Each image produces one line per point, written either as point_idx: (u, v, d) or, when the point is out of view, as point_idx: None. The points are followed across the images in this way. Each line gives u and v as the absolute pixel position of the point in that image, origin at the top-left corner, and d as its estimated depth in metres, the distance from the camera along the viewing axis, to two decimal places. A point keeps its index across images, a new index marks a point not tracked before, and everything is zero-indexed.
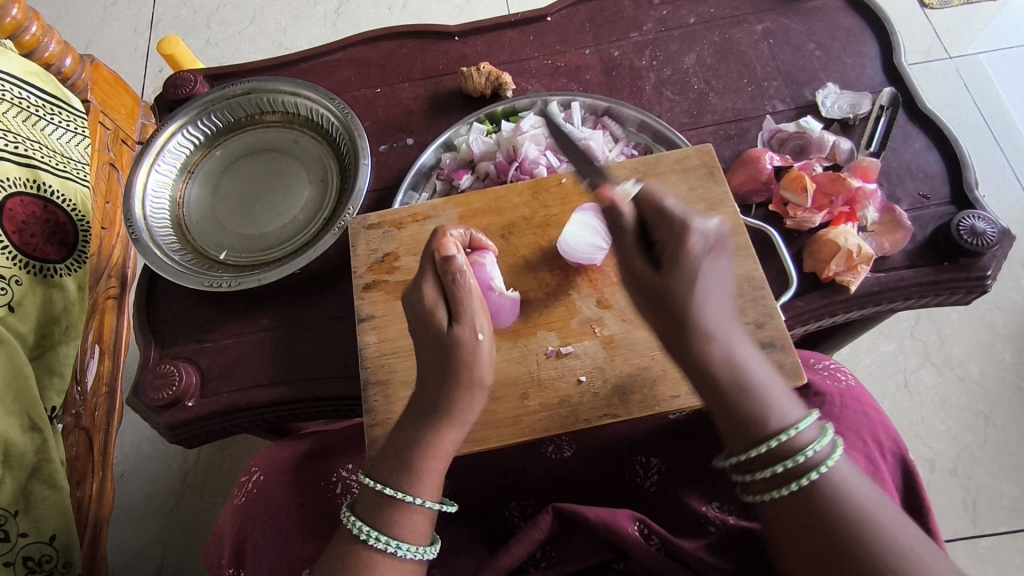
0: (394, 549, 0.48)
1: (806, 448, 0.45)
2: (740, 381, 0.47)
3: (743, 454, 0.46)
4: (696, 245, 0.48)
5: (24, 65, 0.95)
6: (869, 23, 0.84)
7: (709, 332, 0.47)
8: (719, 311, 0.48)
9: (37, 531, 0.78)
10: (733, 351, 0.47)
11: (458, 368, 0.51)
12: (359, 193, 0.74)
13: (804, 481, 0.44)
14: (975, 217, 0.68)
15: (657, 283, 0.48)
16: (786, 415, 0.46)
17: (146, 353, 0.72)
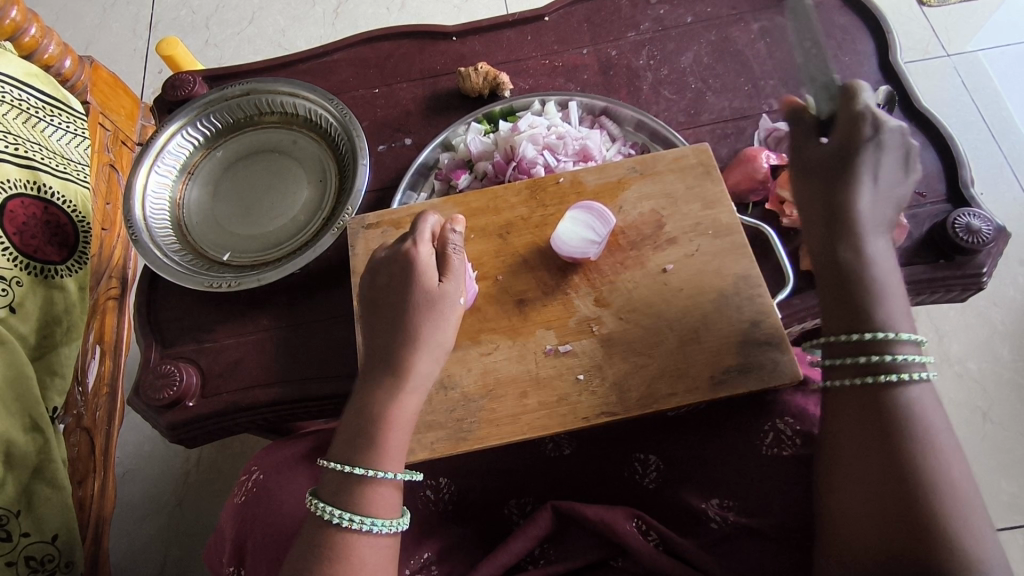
0: (369, 526, 0.50)
1: (899, 355, 0.48)
2: (866, 268, 0.51)
3: (847, 335, 0.50)
4: (870, 133, 0.51)
5: (23, 67, 0.95)
6: (865, 22, 0.84)
7: (860, 222, 0.52)
8: (874, 204, 0.52)
9: (39, 531, 0.78)
10: (862, 239, 0.51)
11: (435, 324, 0.55)
12: (358, 193, 0.75)
13: (880, 377, 0.48)
14: (971, 215, 0.69)
15: (826, 160, 0.53)
16: (898, 321, 0.50)
17: (147, 354, 0.73)
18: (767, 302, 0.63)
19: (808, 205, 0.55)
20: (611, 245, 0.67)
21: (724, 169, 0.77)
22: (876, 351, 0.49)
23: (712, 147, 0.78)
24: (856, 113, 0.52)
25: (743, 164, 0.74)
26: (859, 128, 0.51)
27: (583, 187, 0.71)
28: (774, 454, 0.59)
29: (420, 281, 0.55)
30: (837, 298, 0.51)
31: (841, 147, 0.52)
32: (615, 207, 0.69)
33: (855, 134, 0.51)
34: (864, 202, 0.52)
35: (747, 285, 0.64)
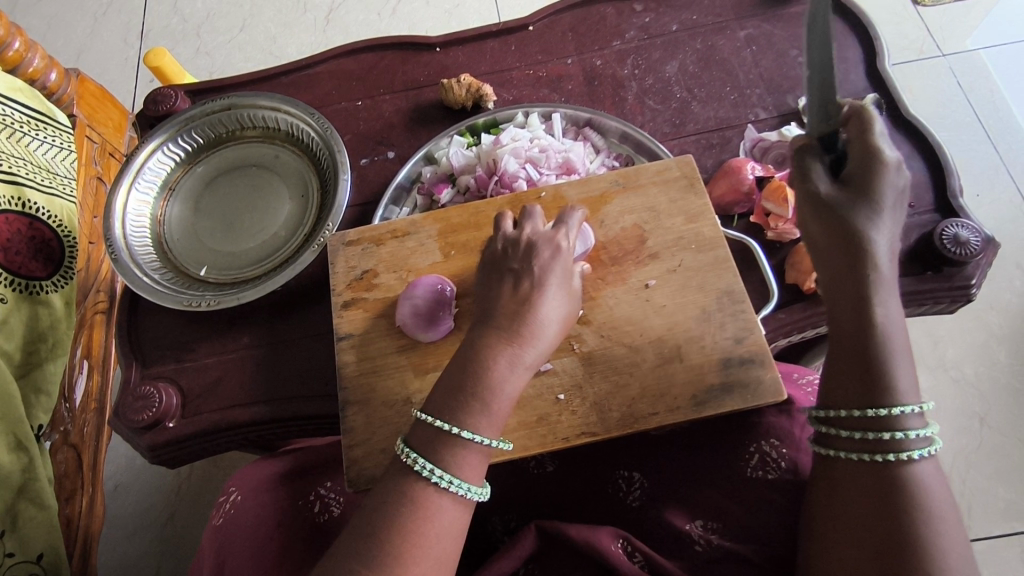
0: (455, 487, 0.47)
1: (909, 430, 0.45)
2: (887, 332, 0.47)
3: (852, 409, 0.47)
4: (893, 173, 0.48)
5: (8, 81, 0.93)
6: (852, 29, 0.83)
7: (880, 274, 0.48)
8: (892, 253, 0.48)
9: (24, 551, 0.77)
10: (883, 296, 0.48)
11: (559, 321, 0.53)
12: (338, 208, 0.74)
13: (889, 456, 0.45)
14: (959, 226, 0.68)
15: (850, 199, 0.48)
16: (912, 390, 0.47)
17: (127, 373, 0.72)
18: (750, 317, 0.62)
19: (821, 249, 0.50)
20: (593, 260, 0.66)
21: (709, 180, 0.76)
22: (886, 426, 0.45)
23: (697, 158, 0.78)
24: (878, 150, 0.48)
25: (728, 176, 0.73)
26: (884, 165, 0.48)
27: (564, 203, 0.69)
28: (757, 476, 0.58)
29: (564, 265, 0.55)
30: (853, 365, 0.48)
31: (868, 183, 0.48)
32: (597, 222, 0.68)
33: (881, 170, 0.48)
34: (882, 248, 0.48)
35: (731, 301, 0.63)
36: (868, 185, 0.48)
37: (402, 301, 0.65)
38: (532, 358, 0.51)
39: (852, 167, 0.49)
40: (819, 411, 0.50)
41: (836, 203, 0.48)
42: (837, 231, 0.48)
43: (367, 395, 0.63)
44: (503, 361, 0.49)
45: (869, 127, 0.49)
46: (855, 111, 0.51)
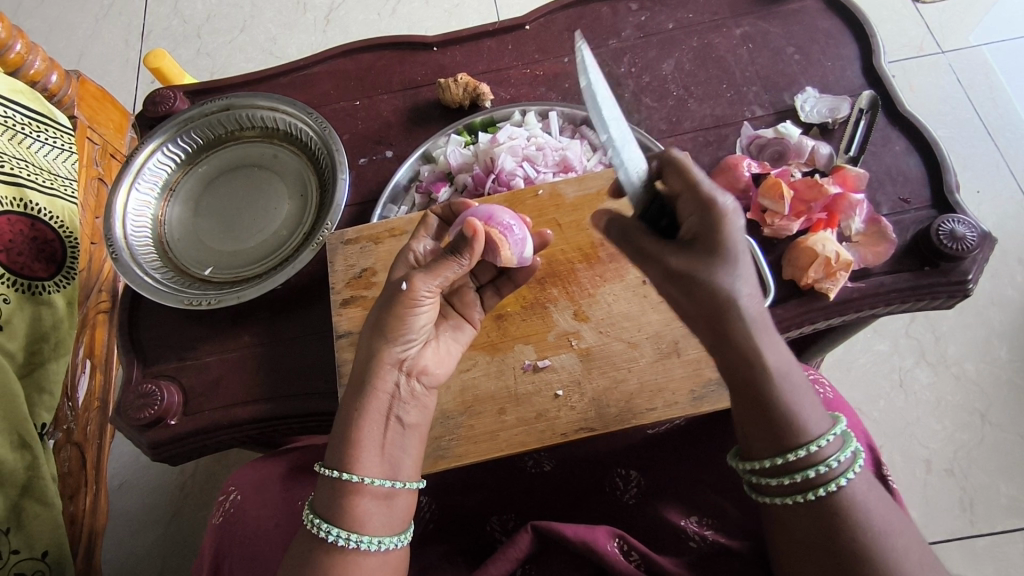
0: (334, 536, 0.45)
1: (828, 460, 0.45)
2: (781, 376, 0.46)
3: (773, 458, 0.47)
4: (735, 220, 0.47)
5: (9, 83, 0.94)
6: (848, 26, 0.83)
7: (754, 323, 0.46)
8: (758, 297, 0.47)
9: (29, 548, 0.77)
10: (767, 341, 0.46)
11: (394, 315, 0.50)
12: (337, 207, 0.74)
13: (820, 492, 0.45)
14: (955, 221, 0.68)
15: (698, 264, 0.47)
16: (819, 419, 0.47)
17: (129, 372, 0.73)
18: None
19: (695, 318, 0.49)
20: (590, 258, 0.67)
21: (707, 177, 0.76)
22: (808, 464, 0.45)
23: (694, 155, 0.78)
24: (708, 199, 0.47)
25: (726, 173, 0.73)
26: (719, 213, 0.47)
27: (562, 199, 0.70)
28: None
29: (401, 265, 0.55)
30: (757, 418, 0.47)
31: (714, 244, 0.47)
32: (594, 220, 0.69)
33: (722, 224, 0.46)
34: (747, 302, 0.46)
35: None
36: (716, 245, 0.47)
37: None
38: (378, 372, 0.49)
39: (692, 226, 0.48)
40: (743, 461, 0.49)
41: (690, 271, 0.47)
42: (704, 300, 0.47)
43: None
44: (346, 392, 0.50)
45: (693, 179, 0.48)
46: (674, 163, 0.49)
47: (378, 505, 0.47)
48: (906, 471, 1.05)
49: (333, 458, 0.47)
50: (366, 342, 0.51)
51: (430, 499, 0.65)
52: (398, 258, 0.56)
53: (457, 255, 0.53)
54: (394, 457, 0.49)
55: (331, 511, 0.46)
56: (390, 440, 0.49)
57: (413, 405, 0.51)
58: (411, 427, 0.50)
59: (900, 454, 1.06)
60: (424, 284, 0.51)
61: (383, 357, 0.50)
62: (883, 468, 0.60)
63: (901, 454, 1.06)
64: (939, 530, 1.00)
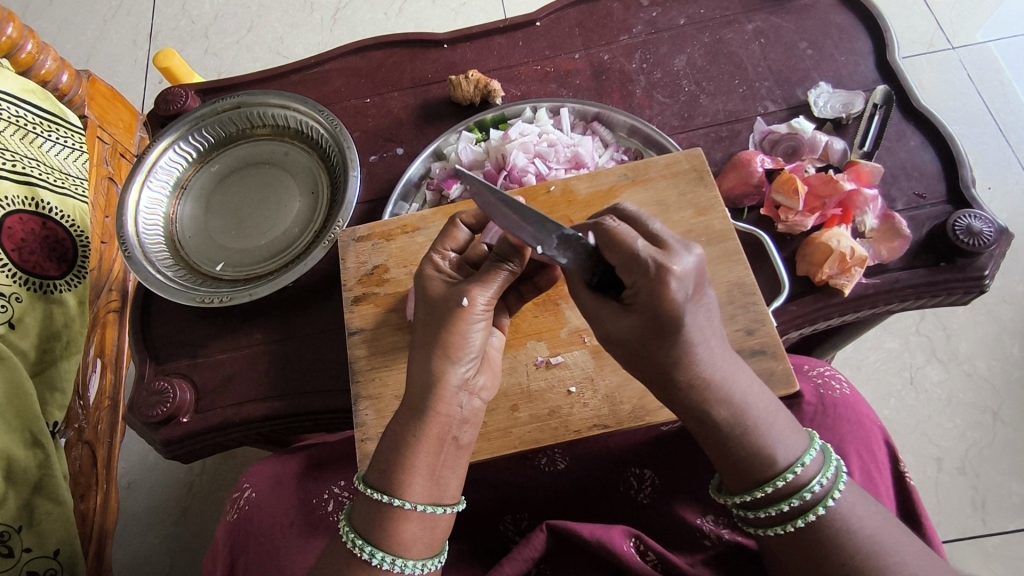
0: (378, 560, 0.45)
1: (810, 484, 0.47)
2: (736, 419, 0.46)
3: (751, 492, 0.48)
4: (675, 290, 0.43)
5: (21, 83, 0.93)
6: (862, 20, 0.82)
7: (708, 372, 0.46)
8: (711, 347, 0.46)
9: (41, 546, 0.77)
10: (723, 392, 0.46)
11: (453, 333, 0.49)
12: (348, 205, 0.74)
13: (811, 516, 0.46)
14: (971, 216, 0.67)
15: (647, 329, 0.45)
16: (792, 445, 0.48)
17: (141, 370, 0.73)
18: (761, 309, 0.63)
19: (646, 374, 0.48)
20: None
21: (719, 173, 0.76)
22: (790, 493, 0.47)
23: (707, 152, 0.78)
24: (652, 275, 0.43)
25: (738, 168, 0.73)
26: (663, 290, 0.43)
27: (575, 195, 0.70)
28: None
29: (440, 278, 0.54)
30: (721, 458, 0.48)
31: (655, 316, 0.44)
32: None
33: (660, 298, 0.43)
34: (704, 359, 0.45)
35: (742, 294, 0.64)
36: (655, 318, 0.44)
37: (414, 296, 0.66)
38: (439, 396, 0.47)
39: (634, 293, 0.45)
40: (723, 494, 0.51)
41: (633, 335, 0.46)
42: (650, 360, 0.46)
43: (379, 388, 0.64)
44: (399, 417, 0.48)
45: (625, 248, 0.45)
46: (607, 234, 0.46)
47: (425, 525, 0.46)
48: (918, 470, 1.04)
49: (380, 480, 0.46)
50: (422, 363, 0.48)
51: None
52: (427, 272, 0.55)
53: (505, 263, 0.54)
54: (441, 481, 0.47)
55: (375, 534, 0.45)
56: (443, 461, 0.47)
57: (469, 427, 0.49)
58: (464, 448, 0.48)
59: (912, 453, 1.05)
60: (481, 296, 0.51)
61: (446, 379, 0.48)
62: (898, 465, 0.59)
63: (912, 452, 1.05)
64: (951, 529, 0.99)
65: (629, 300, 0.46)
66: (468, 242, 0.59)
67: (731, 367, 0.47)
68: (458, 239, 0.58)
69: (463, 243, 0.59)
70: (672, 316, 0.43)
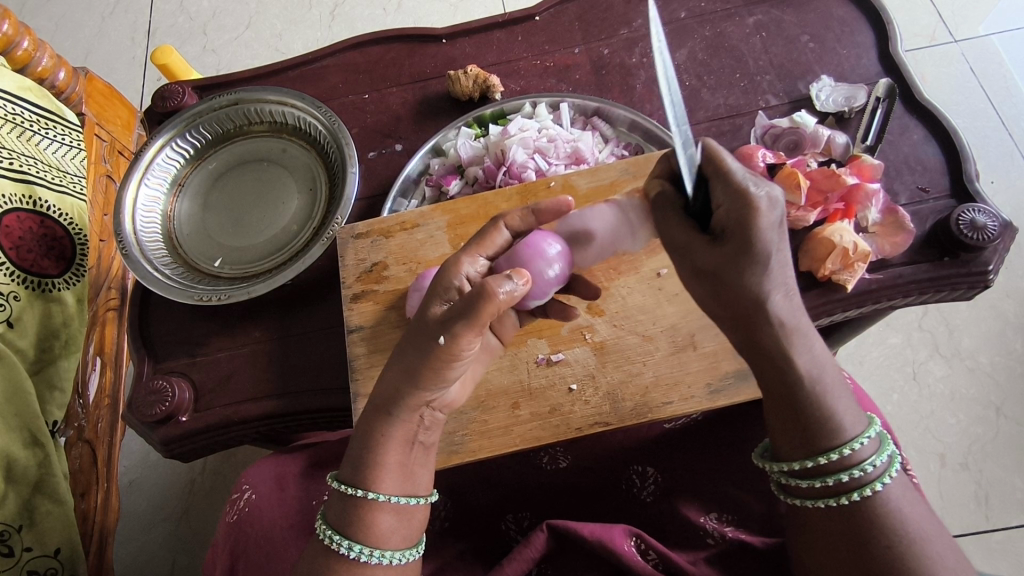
0: (354, 552, 0.45)
1: (866, 462, 0.45)
2: (815, 378, 0.45)
3: (802, 460, 0.47)
4: (765, 212, 0.41)
5: (17, 81, 0.92)
6: (864, 13, 0.82)
7: (791, 322, 0.45)
8: (790, 294, 0.45)
9: (42, 545, 0.76)
10: (803, 343, 0.45)
11: (429, 364, 0.46)
12: (346, 202, 0.74)
13: (865, 492, 0.45)
14: (975, 211, 0.67)
15: (731, 260, 0.42)
16: (855, 420, 0.47)
17: (140, 368, 0.73)
18: None
19: (723, 316, 0.46)
20: None
21: None
22: (843, 467, 0.46)
23: None
24: (744, 194, 0.41)
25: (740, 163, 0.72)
26: (755, 211, 0.41)
27: (575, 191, 0.70)
28: None
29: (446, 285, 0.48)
30: (790, 422, 0.47)
31: (742, 247, 0.42)
32: None
33: (752, 219, 0.41)
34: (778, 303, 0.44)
35: None
36: (742, 247, 0.42)
37: (413, 292, 0.65)
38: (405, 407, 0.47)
39: (722, 219, 0.43)
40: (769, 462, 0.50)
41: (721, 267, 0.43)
42: (734, 300, 0.44)
43: None
44: (365, 417, 0.48)
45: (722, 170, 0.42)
46: (704, 150, 0.42)
47: (400, 516, 0.47)
48: (921, 467, 1.03)
49: (353, 475, 0.46)
50: (392, 377, 0.47)
51: (443, 498, 0.64)
52: (444, 276, 0.49)
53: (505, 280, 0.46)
54: (412, 474, 0.48)
55: (351, 527, 0.45)
56: (412, 459, 0.48)
57: (433, 430, 0.50)
58: (429, 448, 0.49)
59: (914, 448, 1.05)
60: (465, 339, 0.45)
61: (408, 398, 0.47)
62: None
63: (915, 448, 1.05)
64: (954, 524, 0.99)
65: (719, 228, 0.43)
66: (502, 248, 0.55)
67: (805, 326, 0.46)
68: (496, 243, 0.54)
69: (498, 248, 0.55)
70: (756, 242, 0.41)
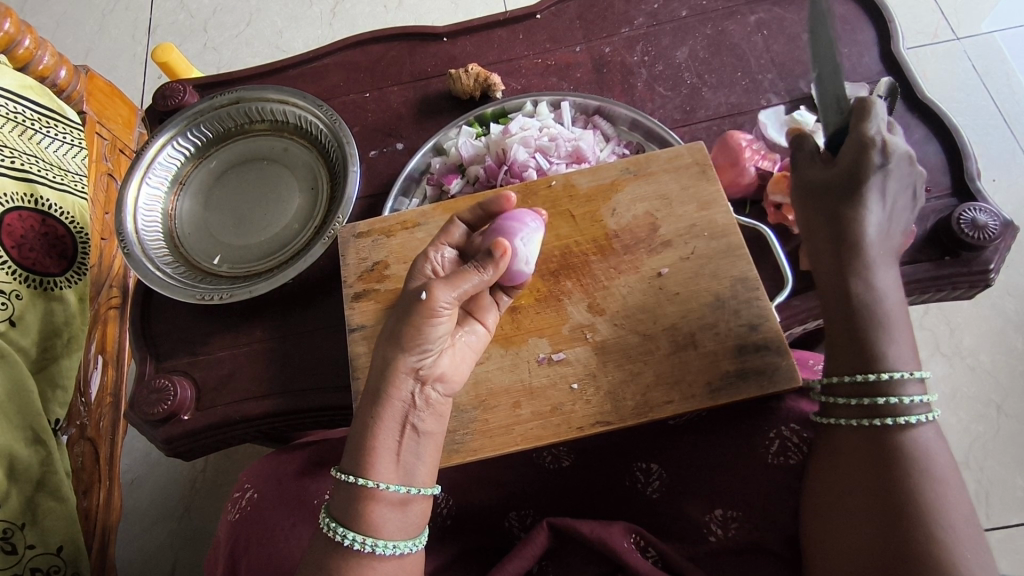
0: (348, 540, 0.46)
1: (906, 396, 0.48)
2: (875, 302, 0.51)
3: (851, 375, 0.50)
4: (880, 149, 0.51)
5: (19, 79, 0.92)
6: (866, 11, 0.81)
7: (870, 253, 0.52)
8: (882, 230, 0.53)
9: (44, 543, 0.76)
10: (877, 271, 0.52)
11: (410, 327, 0.47)
12: (348, 201, 0.74)
13: (893, 420, 0.47)
14: (977, 210, 0.66)
15: (842, 178, 0.52)
16: (907, 358, 0.49)
17: (142, 368, 0.73)
18: (763, 305, 0.63)
19: (812, 233, 0.55)
20: (604, 250, 0.67)
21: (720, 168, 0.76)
22: (882, 392, 0.48)
23: (709, 145, 0.77)
24: (868, 133, 0.51)
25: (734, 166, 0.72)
26: (873, 143, 0.51)
27: (576, 190, 0.70)
28: (780, 463, 0.57)
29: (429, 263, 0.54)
30: (845, 341, 0.51)
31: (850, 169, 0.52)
32: (608, 211, 0.69)
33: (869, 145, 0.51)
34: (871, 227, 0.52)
35: (745, 289, 0.63)
36: (853, 169, 0.52)
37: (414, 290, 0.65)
38: (391, 383, 0.47)
39: (842, 152, 0.53)
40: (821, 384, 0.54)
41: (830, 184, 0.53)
42: (828, 216, 0.53)
43: None
44: (359, 402, 0.48)
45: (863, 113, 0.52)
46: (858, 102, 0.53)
47: (395, 505, 0.46)
48: None
49: (350, 462, 0.46)
50: (380, 354, 0.48)
51: (446, 495, 0.64)
52: (414, 269, 0.54)
53: (480, 269, 0.51)
54: (409, 462, 0.47)
55: (348, 516, 0.46)
56: (407, 446, 0.47)
57: (432, 414, 0.48)
58: (427, 435, 0.48)
59: None
60: (444, 295, 0.48)
61: (394, 371, 0.47)
62: None
63: None
64: None
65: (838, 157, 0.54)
66: (461, 240, 0.60)
67: (882, 261, 0.52)
68: (453, 236, 0.59)
69: (455, 242, 0.59)
70: (867, 171, 0.51)
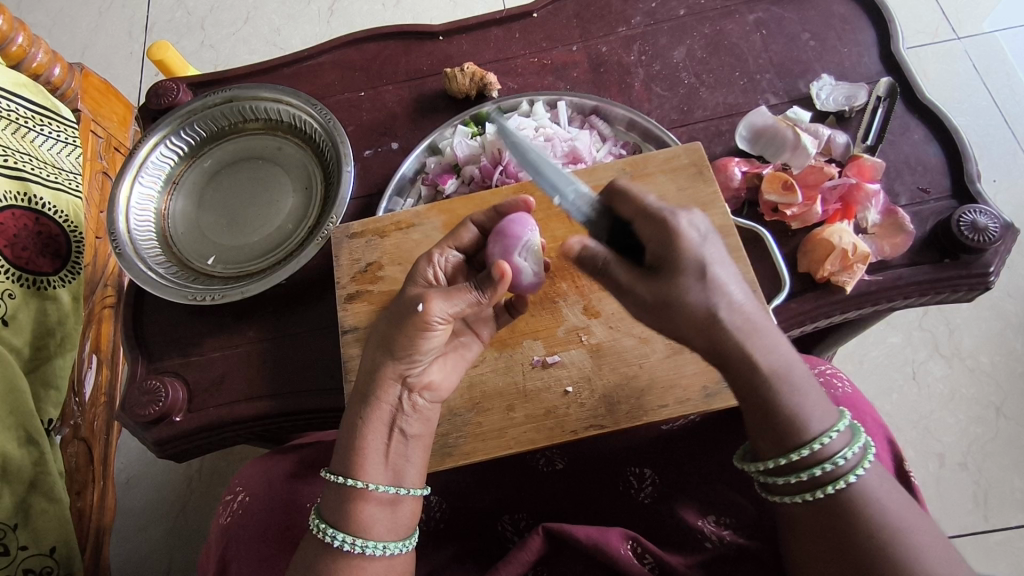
0: (336, 540, 0.45)
1: (835, 456, 0.43)
2: (779, 376, 0.43)
3: (776, 457, 0.44)
4: (687, 228, 0.46)
5: (12, 77, 0.91)
6: (865, 10, 0.81)
7: (754, 330, 0.44)
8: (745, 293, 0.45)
9: (37, 544, 0.76)
10: (768, 338, 0.44)
11: (402, 335, 0.47)
12: (342, 201, 0.73)
13: (831, 488, 0.43)
14: (976, 212, 0.66)
15: (665, 286, 0.45)
16: (823, 413, 0.44)
17: (134, 368, 0.73)
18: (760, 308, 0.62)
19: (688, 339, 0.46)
20: None
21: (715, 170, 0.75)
22: (814, 461, 0.43)
23: (706, 146, 0.76)
24: (664, 222, 0.46)
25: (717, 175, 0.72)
26: (676, 231, 0.45)
27: None
28: None
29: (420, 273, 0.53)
30: (760, 421, 0.45)
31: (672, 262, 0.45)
32: None
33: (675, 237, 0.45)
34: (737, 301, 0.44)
35: None
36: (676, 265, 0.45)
37: None
38: (380, 385, 0.47)
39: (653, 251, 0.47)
40: (748, 462, 0.48)
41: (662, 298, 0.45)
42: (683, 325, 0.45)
43: None
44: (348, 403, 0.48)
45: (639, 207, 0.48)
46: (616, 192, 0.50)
47: (385, 505, 0.46)
48: (920, 466, 1.03)
49: (339, 464, 0.46)
50: (371, 355, 0.48)
51: (439, 498, 0.63)
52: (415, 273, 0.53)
53: (481, 295, 0.51)
54: (398, 465, 0.47)
55: (337, 515, 0.45)
56: (395, 449, 0.47)
57: (418, 419, 0.48)
58: (415, 438, 0.48)
59: (913, 448, 1.04)
60: (440, 307, 0.47)
61: (383, 373, 0.47)
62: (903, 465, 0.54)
63: (913, 449, 1.04)
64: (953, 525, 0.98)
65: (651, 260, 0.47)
66: (472, 242, 0.60)
67: (765, 321, 0.45)
68: (463, 238, 0.59)
69: (464, 244, 0.60)
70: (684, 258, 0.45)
